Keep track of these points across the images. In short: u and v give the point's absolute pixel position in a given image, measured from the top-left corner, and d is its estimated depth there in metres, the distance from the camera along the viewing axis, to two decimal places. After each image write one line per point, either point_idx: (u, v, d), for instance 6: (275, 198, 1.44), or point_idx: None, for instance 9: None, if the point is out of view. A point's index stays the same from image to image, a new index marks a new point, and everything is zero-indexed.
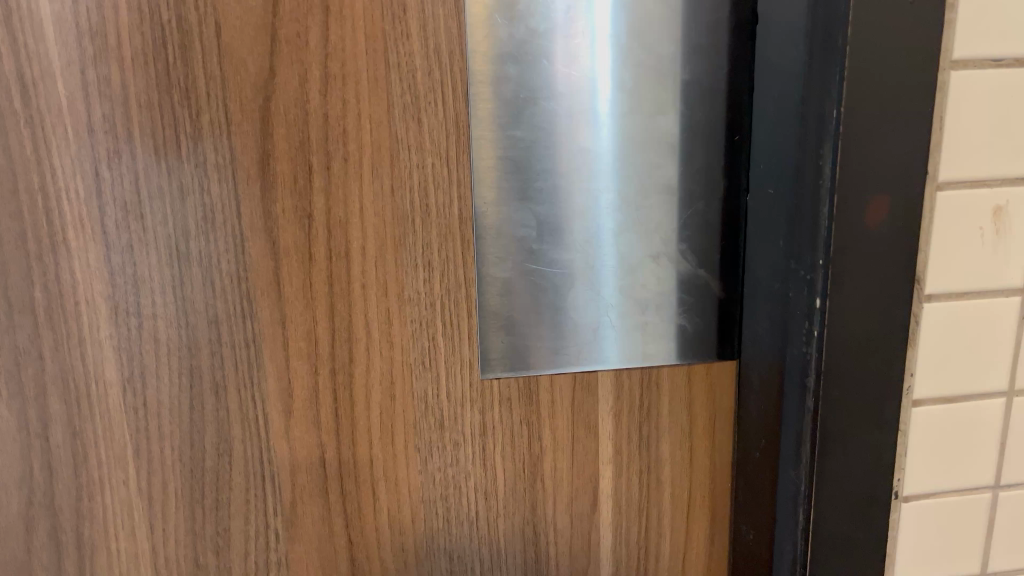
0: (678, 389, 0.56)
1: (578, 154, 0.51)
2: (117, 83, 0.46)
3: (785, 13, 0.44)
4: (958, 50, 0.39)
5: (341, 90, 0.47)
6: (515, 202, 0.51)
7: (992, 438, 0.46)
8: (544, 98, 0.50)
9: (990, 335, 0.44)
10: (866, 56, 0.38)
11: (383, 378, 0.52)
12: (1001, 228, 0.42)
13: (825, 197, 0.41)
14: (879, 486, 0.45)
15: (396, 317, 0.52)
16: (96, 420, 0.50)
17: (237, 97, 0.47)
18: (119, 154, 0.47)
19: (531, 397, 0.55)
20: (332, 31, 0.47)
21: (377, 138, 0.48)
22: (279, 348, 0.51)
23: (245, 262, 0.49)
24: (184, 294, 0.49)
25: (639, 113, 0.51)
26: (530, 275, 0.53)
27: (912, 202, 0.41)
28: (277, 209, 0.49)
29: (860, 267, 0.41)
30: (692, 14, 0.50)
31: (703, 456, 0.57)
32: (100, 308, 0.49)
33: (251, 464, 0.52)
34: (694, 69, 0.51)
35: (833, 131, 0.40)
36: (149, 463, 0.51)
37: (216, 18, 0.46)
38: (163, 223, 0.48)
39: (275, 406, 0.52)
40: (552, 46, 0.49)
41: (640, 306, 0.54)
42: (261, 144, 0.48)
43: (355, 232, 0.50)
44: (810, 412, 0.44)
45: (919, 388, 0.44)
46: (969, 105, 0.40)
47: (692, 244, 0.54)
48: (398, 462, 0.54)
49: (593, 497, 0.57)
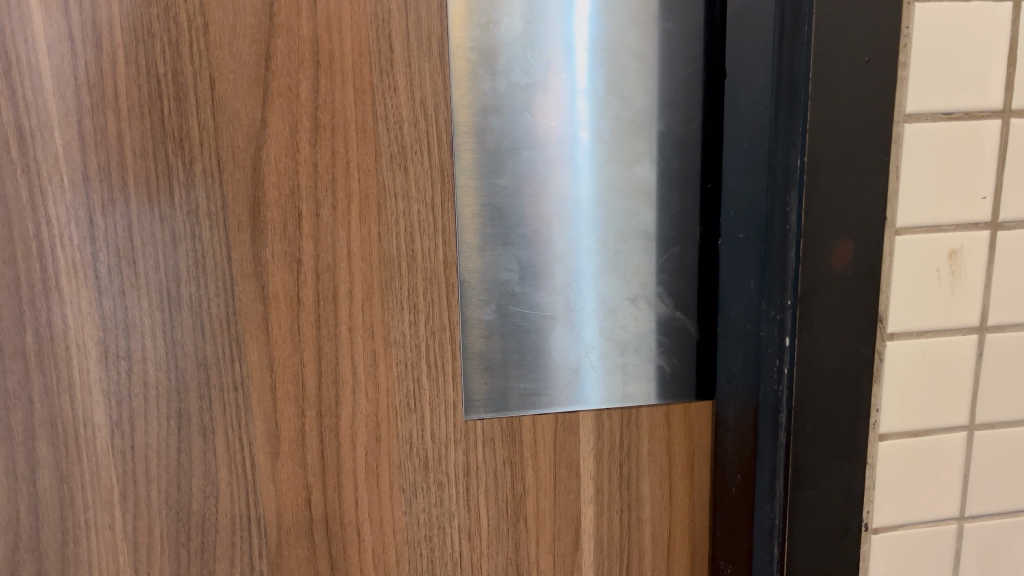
0: (657, 428, 0.58)
1: (558, 201, 0.53)
2: (113, 133, 0.47)
3: (751, 70, 0.47)
4: (910, 105, 0.42)
5: (330, 140, 0.49)
6: (497, 248, 0.53)
7: (955, 471, 0.48)
8: (526, 148, 0.52)
9: (951, 372, 0.46)
10: (827, 111, 0.41)
11: (369, 419, 0.54)
12: (958, 269, 0.45)
13: (793, 241, 0.43)
14: (851, 518, 0.47)
15: (382, 359, 0.53)
16: (83, 463, 0.51)
17: (230, 147, 0.49)
18: (113, 203, 0.48)
19: (513, 437, 0.56)
20: (322, 85, 0.49)
21: (365, 186, 0.50)
22: (267, 391, 0.52)
23: (234, 306, 0.50)
24: (175, 338, 0.50)
25: (616, 162, 0.53)
26: (512, 317, 0.55)
27: (874, 245, 0.43)
28: (267, 255, 0.50)
29: (826, 308, 0.44)
30: (666, 69, 0.53)
31: (682, 495, 0.59)
32: (91, 351, 0.50)
33: (238, 506, 0.53)
34: (667, 120, 0.54)
35: (798, 180, 0.42)
36: (135, 506, 0.52)
37: (211, 72, 0.47)
38: (155, 269, 0.49)
39: (262, 448, 0.53)
40: (533, 99, 0.52)
41: (619, 348, 0.56)
42: (253, 193, 0.49)
43: (342, 276, 0.51)
44: (782, 446, 0.46)
45: (885, 424, 0.46)
46: (923, 155, 0.43)
47: (669, 287, 0.56)
48: (383, 503, 0.55)
49: (575, 536, 0.58)
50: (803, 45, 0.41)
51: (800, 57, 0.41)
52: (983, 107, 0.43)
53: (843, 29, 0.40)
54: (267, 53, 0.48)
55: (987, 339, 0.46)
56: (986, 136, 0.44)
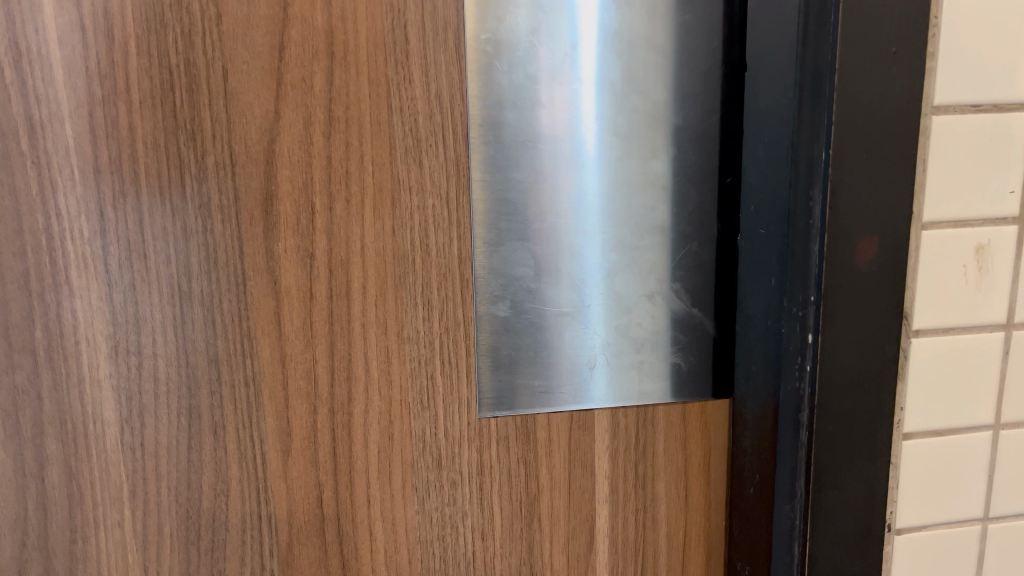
0: (674, 427, 0.57)
1: (574, 196, 0.53)
2: (124, 124, 0.47)
3: (773, 62, 0.46)
4: (938, 97, 0.41)
5: (345, 132, 0.49)
6: (512, 242, 0.53)
7: (980, 470, 0.47)
8: (542, 141, 0.52)
9: (977, 369, 0.45)
10: (853, 102, 0.40)
11: (381, 416, 0.53)
12: (985, 265, 0.44)
13: (817, 236, 0.42)
14: (874, 519, 0.46)
15: (396, 356, 0.52)
16: (92, 460, 0.50)
17: (242, 140, 0.48)
18: (125, 195, 0.48)
19: (528, 436, 0.55)
20: (336, 77, 0.48)
21: (379, 180, 0.50)
22: (279, 388, 0.51)
23: (246, 301, 0.50)
24: (186, 334, 0.49)
25: (633, 156, 0.53)
26: (527, 313, 0.54)
27: (900, 240, 0.42)
28: (280, 250, 0.49)
29: (850, 305, 0.43)
30: (685, 62, 0.52)
31: (698, 494, 0.58)
32: (101, 347, 0.49)
33: (248, 504, 0.52)
34: (685, 114, 0.53)
35: (822, 173, 0.41)
36: (144, 503, 0.51)
37: (224, 63, 0.47)
38: (166, 263, 0.48)
39: (273, 445, 0.52)
40: (551, 91, 0.51)
41: (635, 345, 0.56)
42: (265, 186, 0.49)
43: (356, 271, 0.50)
44: (804, 445, 0.45)
45: (909, 422, 0.45)
46: (951, 147, 0.42)
47: (686, 283, 0.55)
48: (396, 503, 0.54)
49: (589, 536, 0.57)
50: (829, 35, 0.40)
51: (825, 48, 0.40)
52: (1012, 100, 0.42)
53: (870, 19, 0.39)
54: (281, 44, 0.47)
55: (1013, 336, 0.45)
56: (1015, 129, 0.43)
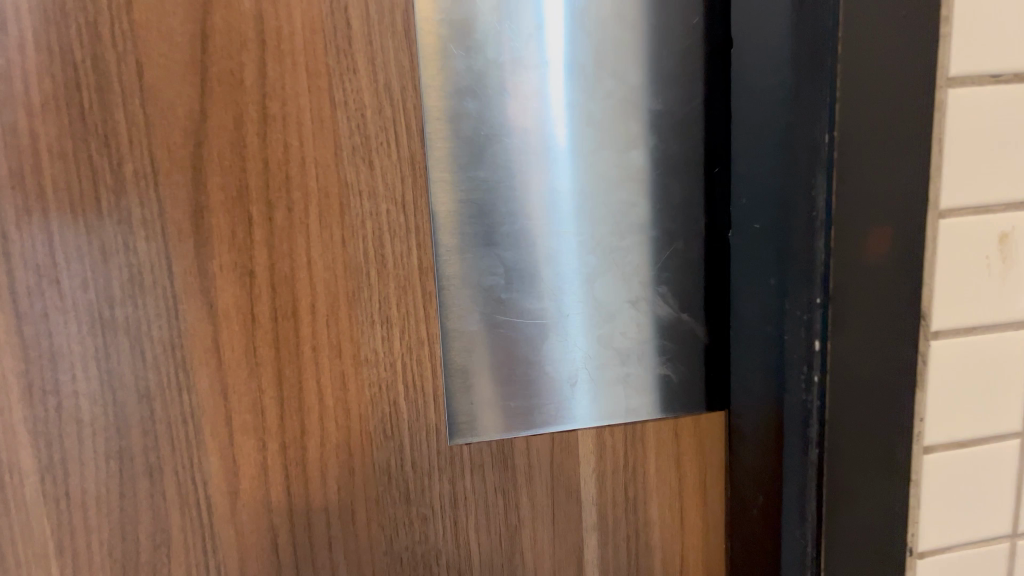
0: (665, 444, 0.52)
1: (545, 195, 0.47)
2: (25, 131, 0.40)
3: (762, 36, 0.41)
4: (954, 66, 0.36)
5: (282, 133, 0.43)
6: (479, 248, 0.47)
7: (1008, 483, 0.42)
8: (507, 135, 0.46)
9: (1002, 372, 0.41)
10: (858, 76, 0.35)
11: (340, 449, 0.47)
12: (1010, 256, 0.39)
13: (820, 230, 0.37)
14: (893, 543, 0.41)
15: (352, 381, 0.46)
16: (10, 516, 0.44)
17: (164, 144, 0.42)
18: (29, 213, 0.41)
19: (505, 461, 0.50)
20: (270, 69, 0.42)
21: (324, 184, 0.44)
22: (222, 423, 0.45)
23: (180, 327, 0.44)
24: (110, 368, 0.43)
25: (610, 148, 0.47)
26: (499, 327, 0.48)
27: (913, 232, 0.38)
28: (214, 268, 0.44)
29: (861, 306, 0.38)
30: (662, 42, 0.47)
31: (695, 515, 0.53)
32: (12, 387, 0.43)
33: (194, 554, 0.46)
34: (665, 99, 0.48)
35: (826, 159, 0.36)
36: (74, 561, 0.45)
37: (138, 57, 0.41)
38: (83, 289, 0.42)
39: (218, 487, 0.46)
40: (515, 78, 0.46)
41: (619, 357, 0.50)
42: (193, 196, 0.43)
43: (303, 289, 0.45)
44: (813, 464, 0.40)
45: (930, 435, 0.40)
46: (968, 123, 0.37)
47: (673, 285, 0.50)
48: (361, 544, 0.49)
49: (577, 568, 0.52)
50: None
51: (824, 15, 0.35)
52: None
53: None
54: (203, 33, 0.41)
55: None
56: None
